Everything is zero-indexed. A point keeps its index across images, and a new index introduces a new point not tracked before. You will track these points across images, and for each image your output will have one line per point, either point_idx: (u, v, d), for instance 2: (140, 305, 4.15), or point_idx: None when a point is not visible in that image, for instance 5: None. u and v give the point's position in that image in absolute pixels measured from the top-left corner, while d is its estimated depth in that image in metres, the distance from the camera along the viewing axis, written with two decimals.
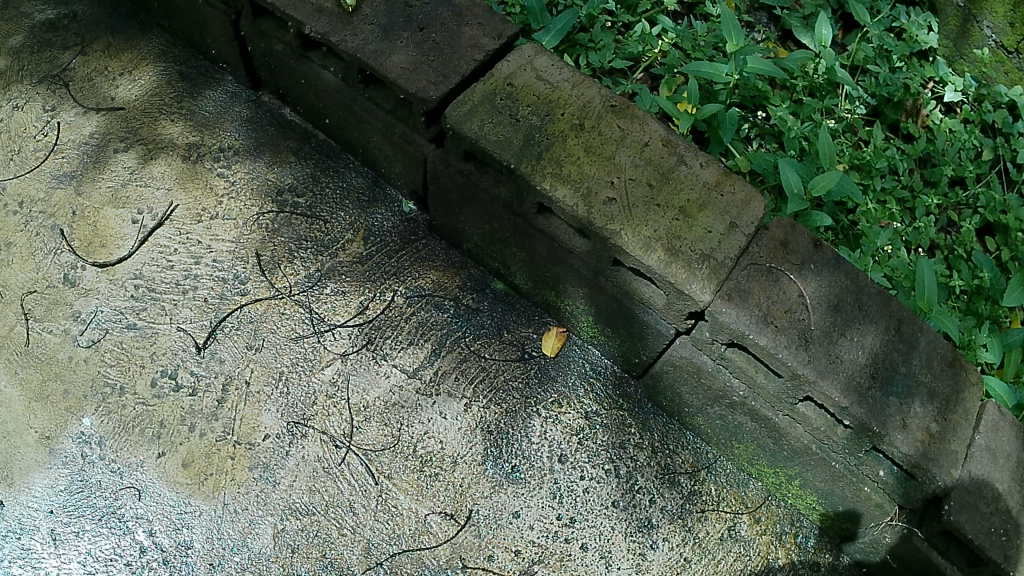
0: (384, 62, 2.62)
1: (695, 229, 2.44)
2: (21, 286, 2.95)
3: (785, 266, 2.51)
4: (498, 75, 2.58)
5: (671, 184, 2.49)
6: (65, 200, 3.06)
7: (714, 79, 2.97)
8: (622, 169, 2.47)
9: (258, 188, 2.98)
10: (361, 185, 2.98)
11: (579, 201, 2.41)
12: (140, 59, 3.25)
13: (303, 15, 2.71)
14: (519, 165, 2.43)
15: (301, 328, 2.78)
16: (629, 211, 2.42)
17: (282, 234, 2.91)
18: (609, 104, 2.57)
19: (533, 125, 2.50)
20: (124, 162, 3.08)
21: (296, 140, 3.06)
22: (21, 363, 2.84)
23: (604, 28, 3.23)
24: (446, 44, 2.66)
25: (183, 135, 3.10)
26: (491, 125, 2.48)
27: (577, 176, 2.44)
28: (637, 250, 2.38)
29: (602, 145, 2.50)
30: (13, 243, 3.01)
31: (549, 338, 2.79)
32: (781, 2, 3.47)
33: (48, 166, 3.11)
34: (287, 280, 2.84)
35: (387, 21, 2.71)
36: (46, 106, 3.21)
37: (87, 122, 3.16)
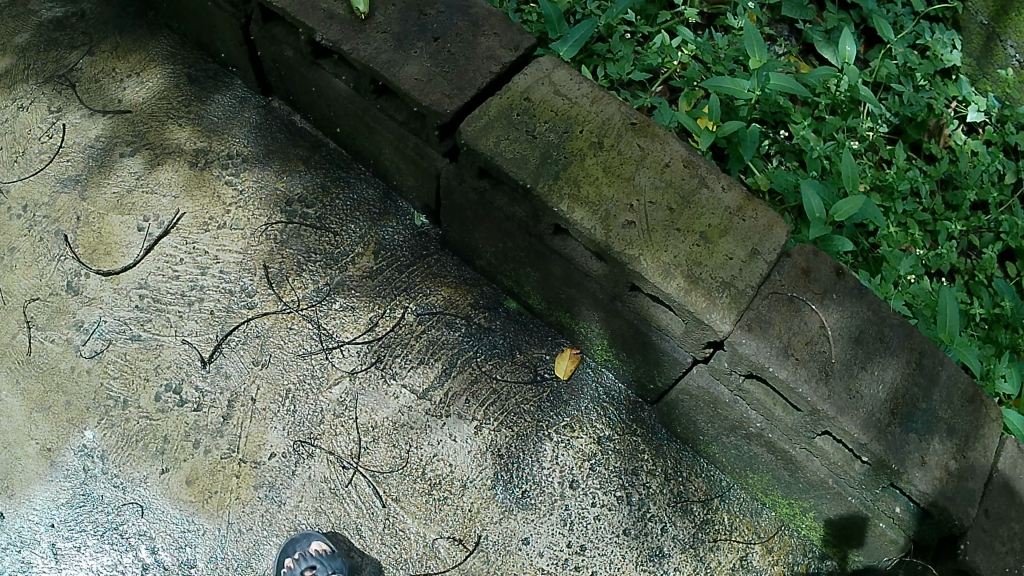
0: (395, 72, 2.50)
1: (715, 255, 2.34)
2: (23, 292, 2.90)
3: (806, 295, 2.43)
4: (514, 89, 2.44)
5: (691, 208, 2.38)
6: (70, 204, 3.00)
7: (736, 95, 2.88)
8: (642, 191, 2.37)
9: (266, 198, 2.92)
10: (371, 196, 2.91)
11: (597, 224, 2.30)
12: (147, 61, 3.21)
13: (314, 22, 2.61)
14: (535, 185, 2.32)
15: (309, 345, 2.72)
16: (648, 236, 2.32)
17: (289, 246, 2.85)
18: (629, 121, 2.45)
19: (551, 142, 2.38)
20: (130, 167, 3.02)
21: (305, 148, 3.00)
22: (23, 373, 2.79)
23: (623, 38, 3.14)
24: (462, 55, 2.53)
25: (191, 141, 3.04)
26: (507, 141, 2.36)
27: (595, 198, 2.34)
28: (656, 277, 2.28)
29: (622, 165, 2.39)
30: (16, 248, 2.95)
31: (563, 359, 2.74)
32: (802, 15, 3.39)
33: (52, 169, 3.05)
34: (294, 294, 2.78)
35: (401, 30, 2.58)
36: (52, 107, 3.14)
37: (93, 125, 3.10)
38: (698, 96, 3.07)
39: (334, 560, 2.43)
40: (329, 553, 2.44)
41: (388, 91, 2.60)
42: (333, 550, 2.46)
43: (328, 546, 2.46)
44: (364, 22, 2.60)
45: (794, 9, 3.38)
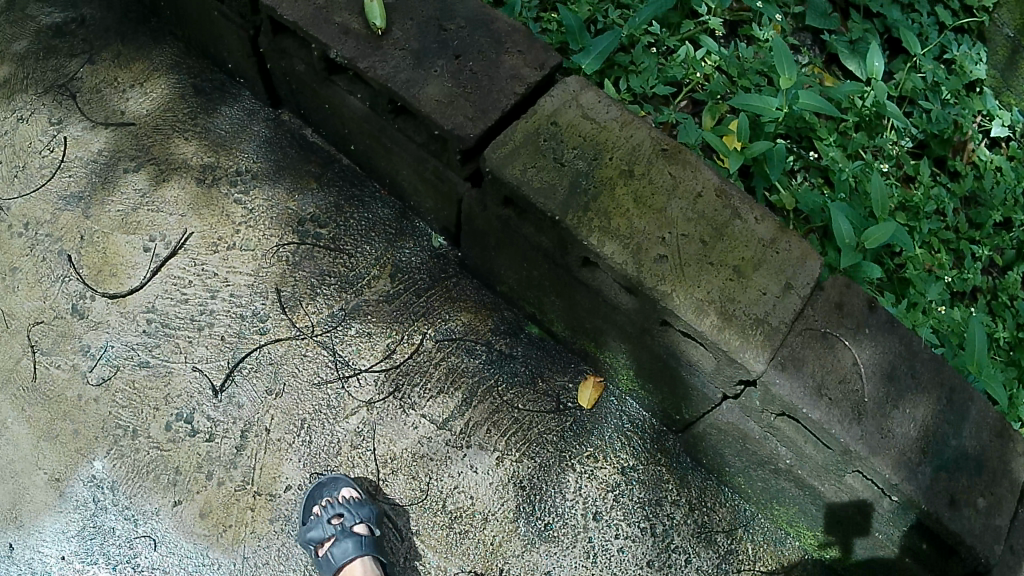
0: (417, 93, 2.37)
1: (749, 290, 2.27)
2: (28, 315, 2.81)
3: (839, 329, 2.37)
4: (541, 112, 2.34)
5: (724, 240, 2.30)
6: (73, 223, 2.90)
7: (763, 114, 2.75)
8: (674, 223, 2.28)
9: (278, 217, 2.81)
10: (386, 217, 2.81)
11: (628, 258, 2.22)
12: (151, 71, 3.09)
13: (328, 37, 2.49)
14: (563, 216, 2.22)
15: (325, 373, 2.64)
16: (681, 269, 2.24)
17: (302, 269, 2.74)
18: (660, 147, 2.35)
19: (579, 170, 2.28)
20: (134, 183, 2.91)
21: (317, 164, 2.89)
22: (28, 399, 2.71)
23: (646, 49, 3.03)
24: (485, 74, 2.41)
25: (197, 155, 2.92)
26: (535, 169, 2.26)
27: (626, 230, 2.24)
28: (689, 314, 2.21)
29: (653, 195, 2.29)
30: (18, 268, 2.86)
31: (586, 388, 2.66)
32: (827, 24, 3.25)
33: (54, 185, 2.95)
34: (307, 318, 2.69)
35: (420, 46, 2.46)
36: (51, 119, 3.04)
37: (95, 138, 2.99)
38: (722, 111, 2.94)
39: (363, 508, 2.47)
40: (358, 501, 2.48)
41: (407, 112, 2.48)
42: (362, 498, 2.50)
43: (357, 493, 2.50)
44: (381, 38, 2.47)
45: (818, 17, 3.25)
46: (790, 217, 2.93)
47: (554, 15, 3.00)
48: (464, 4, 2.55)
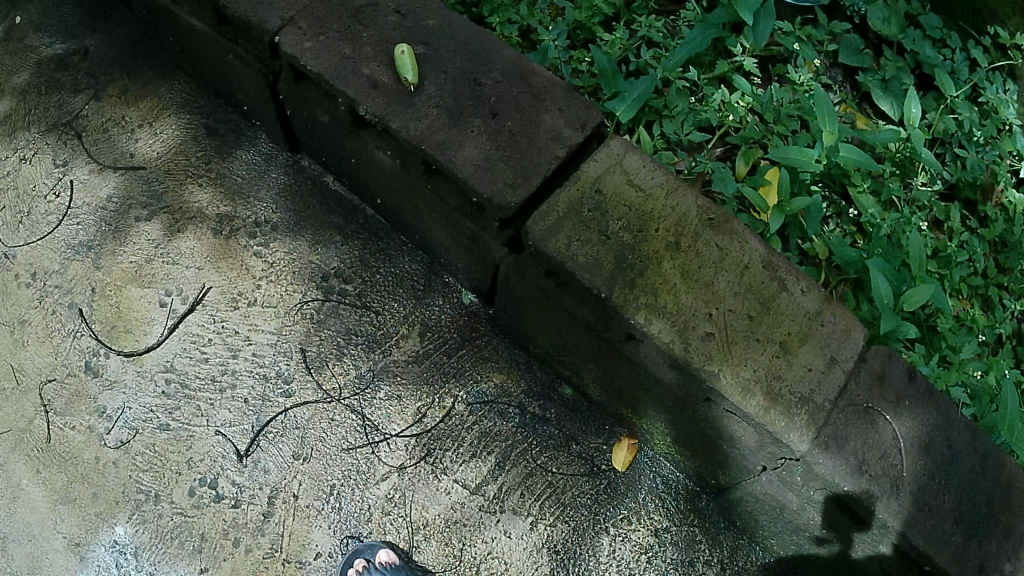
0: (455, 157, 2.22)
1: (795, 367, 2.16)
2: (39, 372, 2.70)
3: (880, 403, 2.32)
4: (584, 177, 2.22)
5: (772, 314, 2.19)
6: (84, 273, 2.80)
7: (802, 167, 2.70)
8: (722, 298, 2.16)
9: (299, 272, 2.74)
10: (414, 270, 2.75)
11: (676, 337, 2.10)
12: (160, 109, 3.03)
13: (356, 90, 2.34)
14: (609, 294, 2.09)
15: (354, 438, 2.57)
16: (729, 348, 2.12)
17: (327, 327, 2.67)
18: (705, 216, 2.25)
19: (625, 243, 2.15)
20: (147, 232, 2.83)
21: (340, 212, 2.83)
22: (43, 461, 2.60)
23: (681, 91, 2.97)
24: (525, 135, 2.27)
25: (214, 204, 2.85)
26: (579, 242, 2.13)
27: (673, 307, 2.12)
28: (735, 395, 2.10)
29: (701, 268, 2.18)
30: (27, 321, 2.76)
31: (620, 450, 2.60)
32: (861, 62, 3.19)
33: (62, 232, 2.86)
34: (332, 378, 2.62)
35: (455, 103, 2.32)
36: (57, 161, 2.97)
37: (105, 183, 2.92)
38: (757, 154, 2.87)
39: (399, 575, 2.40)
40: (394, 568, 2.41)
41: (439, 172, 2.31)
42: (399, 564, 2.42)
43: (395, 558, 2.42)
44: (413, 92, 2.32)
45: (852, 55, 3.19)
46: (822, 265, 2.89)
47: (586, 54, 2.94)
48: (499, 56, 2.41)
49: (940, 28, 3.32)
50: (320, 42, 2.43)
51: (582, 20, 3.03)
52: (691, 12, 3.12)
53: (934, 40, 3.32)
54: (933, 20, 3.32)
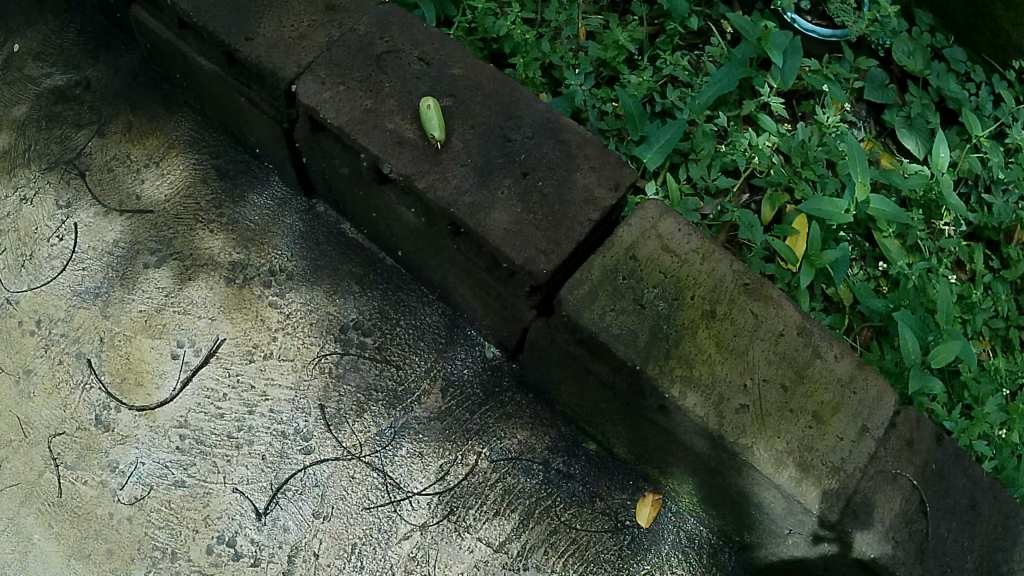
0: (485, 222, 2.12)
1: (826, 437, 2.03)
2: (47, 425, 2.61)
3: (909, 470, 2.21)
4: (617, 244, 2.09)
5: (806, 384, 2.07)
6: (91, 321, 2.74)
7: (833, 218, 2.74)
8: (756, 368, 2.04)
9: (317, 323, 2.73)
10: (435, 322, 2.75)
11: (710, 411, 1.98)
12: (168, 148, 3.03)
13: (380, 147, 2.23)
14: (644, 367, 1.97)
15: (375, 496, 2.53)
16: (762, 419, 2.00)
17: (348, 381, 2.66)
18: (742, 281, 2.11)
19: (659, 312, 2.03)
20: (156, 279, 2.80)
21: (355, 258, 2.83)
22: (56, 515, 2.51)
23: (707, 133, 3.01)
24: (557, 196, 2.17)
25: (225, 251, 2.84)
26: (614, 313, 2.00)
27: (708, 378, 2.00)
28: (768, 468, 1.98)
29: (735, 337, 2.05)
30: (33, 370, 2.67)
31: (644, 506, 2.57)
32: (885, 97, 3.17)
33: (66, 277, 2.80)
34: (352, 434, 2.60)
35: (483, 160, 2.21)
36: (59, 202, 2.94)
37: (110, 226, 2.89)
38: (783, 199, 2.91)
39: None
40: None
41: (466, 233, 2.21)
42: None
43: None
44: (440, 148, 2.21)
45: (876, 89, 3.17)
46: (844, 309, 2.86)
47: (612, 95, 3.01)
48: (529, 109, 2.30)
49: (964, 61, 3.31)
50: (339, 93, 2.32)
51: (607, 66, 3.13)
52: (715, 50, 3.19)
53: (958, 74, 3.30)
54: (957, 53, 3.31)
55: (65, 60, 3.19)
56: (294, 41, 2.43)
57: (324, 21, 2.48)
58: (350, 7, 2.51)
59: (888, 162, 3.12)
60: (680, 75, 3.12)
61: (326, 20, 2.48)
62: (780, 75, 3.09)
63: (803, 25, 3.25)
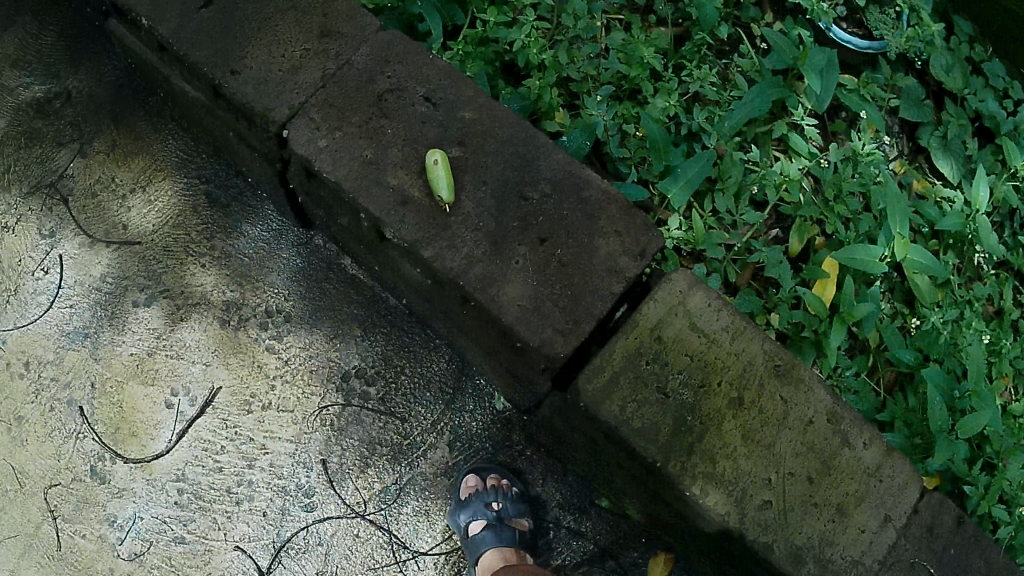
0: (500, 299, 1.95)
1: (848, 531, 1.91)
2: (42, 476, 2.48)
3: (928, 559, 2.01)
4: (642, 323, 1.93)
5: (831, 475, 1.93)
6: (82, 364, 2.59)
7: (868, 268, 2.59)
8: (783, 459, 1.91)
9: (319, 371, 2.59)
10: (443, 371, 2.63)
11: (730, 507, 1.84)
12: (155, 170, 2.81)
13: (382, 207, 2.04)
14: (664, 462, 1.82)
15: (381, 555, 2.44)
16: (784, 516, 1.87)
17: (352, 437, 2.54)
18: (773, 364, 1.97)
19: (684, 401, 1.88)
20: (146, 318, 2.64)
21: (354, 296, 2.68)
22: (55, 570, 2.39)
23: (734, 158, 2.78)
24: (577, 266, 2.00)
25: (218, 289, 2.67)
26: (634, 403, 1.86)
27: (731, 472, 1.87)
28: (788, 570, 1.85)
29: (762, 428, 1.91)
30: (25, 417, 2.53)
31: (658, 564, 2.46)
32: (920, 114, 2.97)
33: (52, 315, 2.64)
34: (354, 489, 2.49)
35: (496, 225, 2.03)
36: (42, 231, 2.74)
37: (96, 259, 2.71)
38: (812, 233, 2.74)
39: None
40: None
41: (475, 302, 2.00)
42: None
43: None
44: (449, 210, 2.03)
45: (911, 107, 2.96)
46: (870, 350, 2.70)
47: (635, 113, 2.82)
48: (546, 162, 2.11)
49: (1003, 78, 3.11)
50: (337, 140, 2.11)
51: (627, 83, 2.88)
52: (745, 63, 2.95)
53: (996, 91, 3.11)
54: (995, 69, 3.11)
55: (44, 68, 2.93)
56: (285, 75, 2.20)
57: (317, 49, 2.23)
58: (348, 31, 2.26)
59: (923, 185, 2.89)
60: (708, 94, 2.89)
61: (319, 49, 2.23)
62: (814, 97, 2.89)
63: (838, 35, 3.05)
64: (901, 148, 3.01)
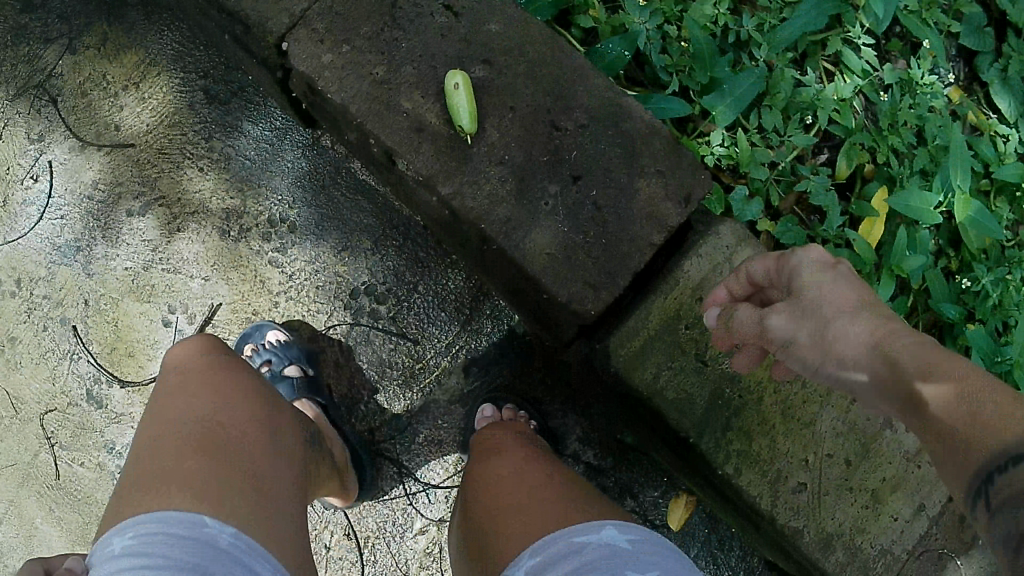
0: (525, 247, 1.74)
1: (880, 517, 1.80)
2: (38, 400, 2.40)
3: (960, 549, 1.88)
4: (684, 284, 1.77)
5: (871, 459, 1.80)
6: (75, 282, 2.44)
7: (923, 217, 2.34)
8: (822, 441, 1.79)
9: (325, 287, 2.42)
10: (460, 293, 2.42)
11: (764, 490, 1.75)
12: (147, 66, 2.52)
13: (394, 137, 1.81)
14: (697, 439, 1.73)
15: (391, 486, 2.36)
16: (817, 499, 1.78)
17: (360, 352, 2.40)
18: None
19: (724, 372, 1.74)
20: (141, 229, 2.45)
21: (363, 205, 2.43)
22: (55, 499, 2.36)
23: (786, 73, 2.47)
24: (613, 213, 1.77)
25: (217, 197, 2.45)
26: (669, 372, 1.74)
27: (768, 454, 1.76)
28: (814, 551, 1.77)
29: (803, 404, 1.78)
30: (18, 339, 2.42)
31: (677, 509, 2.34)
32: (982, 42, 2.65)
33: (45, 228, 2.47)
34: (365, 414, 2.38)
35: (523, 161, 1.80)
36: (31, 135, 2.51)
37: (87, 164, 2.49)
38: (862, 158, 2.47)
39: (292, 350, 2.30)
40: (285, 345, 2.31)
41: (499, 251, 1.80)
42: (288, 342, 2.33)
43: (282, 337, 2.33)
44: (470, 142, 1.79)
45: (972, 34, 2.64)
46: (910, 291, 2.46)
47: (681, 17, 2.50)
48: (583, 90, 1.85)
49: None
50: (343, 56, 1.85)
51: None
52: None
53: None
54: None
55: None
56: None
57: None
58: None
59: (983, 120, 2.61)
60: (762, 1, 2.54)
61: None
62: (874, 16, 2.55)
63: None
64: (956, 73, 2.71)
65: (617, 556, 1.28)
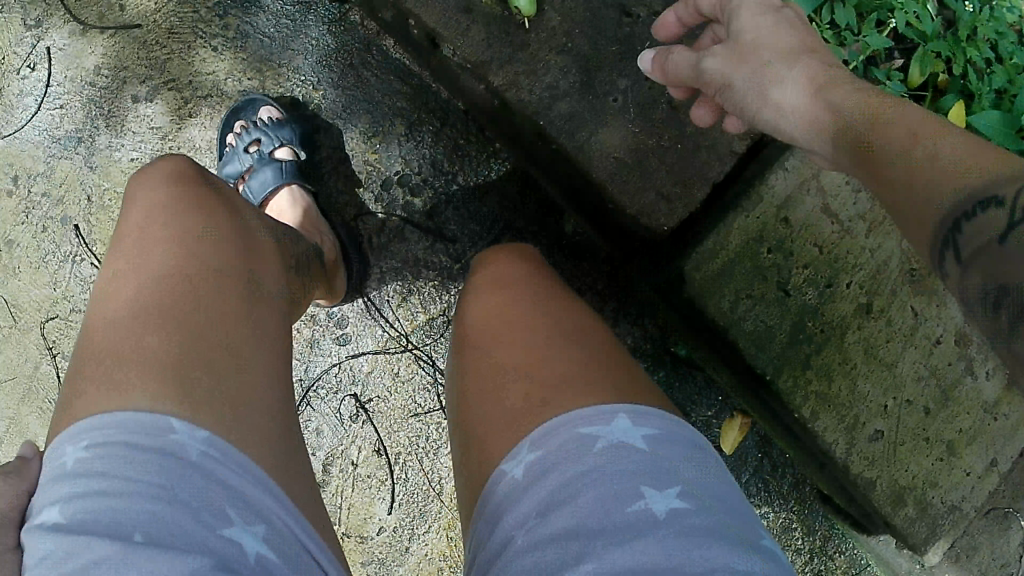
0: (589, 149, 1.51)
1: (954, 472, 1.64)
2: (37, 308, 2.14)
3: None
4: (767, 202, 1.53)
5: (950, 408, 1.62)
6: (76, 175, 2.15)
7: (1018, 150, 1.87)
8: (902, 384, 1.59)
9: (353, 176, 1.96)
10: (509, 189, 1.91)
11: (839, 435, 1.59)
12: None
13: (436, 17, 1.56)
14: (775, 377, 1.55)
15: (426, 396, 1.81)
16: (891, 448, 1.61)
17: (394, 254, 1.90)
18: (907, 268, 1.56)
19: (807, 303, 1.54)
20: (148, 117, 2.13)
21: (392, 78, 1.99)
22: None
23: None
24: (689, 116, 1.53)
25: (233, 78, 2.09)
26: (750, 301, 1.53)
27: (848, 395, 1.58)
28: (885, 505, 1.62)
29: (889, 343, 1.58)
30: (15, 243, 2.15)
31: (730, 431, 1.79)
32: None
33: (42, 119, 2.16)
34: (395, 318, 1.85)
35: (588, 51, 1.55)
36: (27, 19, 2.16)
37: (89, 48, 2.15)
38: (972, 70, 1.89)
39: (284, 128, 1.92)
40: (277, 121, 1.93)
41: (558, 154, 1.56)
42: (282, 119, 1.95)
43: (277, 114, 1.96)
44: (527, 26, 1.55)
45: None
46: None
47: None
48: None
49: None
50: None
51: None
52: None
53: None
54: None
55: None
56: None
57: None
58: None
59: None
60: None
61: None
62: None
63: None
64: None
65: (640, 464, 0.96)
